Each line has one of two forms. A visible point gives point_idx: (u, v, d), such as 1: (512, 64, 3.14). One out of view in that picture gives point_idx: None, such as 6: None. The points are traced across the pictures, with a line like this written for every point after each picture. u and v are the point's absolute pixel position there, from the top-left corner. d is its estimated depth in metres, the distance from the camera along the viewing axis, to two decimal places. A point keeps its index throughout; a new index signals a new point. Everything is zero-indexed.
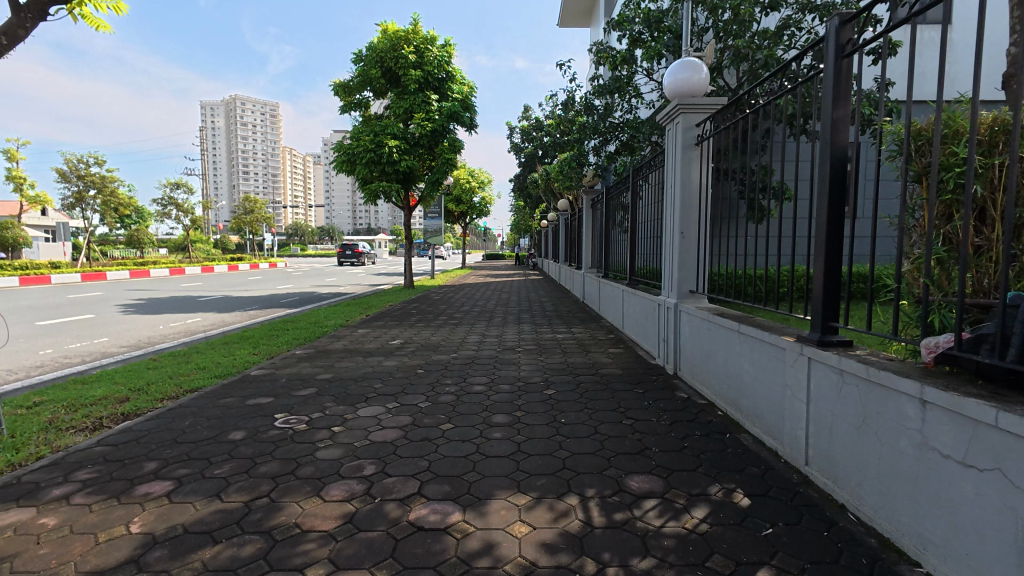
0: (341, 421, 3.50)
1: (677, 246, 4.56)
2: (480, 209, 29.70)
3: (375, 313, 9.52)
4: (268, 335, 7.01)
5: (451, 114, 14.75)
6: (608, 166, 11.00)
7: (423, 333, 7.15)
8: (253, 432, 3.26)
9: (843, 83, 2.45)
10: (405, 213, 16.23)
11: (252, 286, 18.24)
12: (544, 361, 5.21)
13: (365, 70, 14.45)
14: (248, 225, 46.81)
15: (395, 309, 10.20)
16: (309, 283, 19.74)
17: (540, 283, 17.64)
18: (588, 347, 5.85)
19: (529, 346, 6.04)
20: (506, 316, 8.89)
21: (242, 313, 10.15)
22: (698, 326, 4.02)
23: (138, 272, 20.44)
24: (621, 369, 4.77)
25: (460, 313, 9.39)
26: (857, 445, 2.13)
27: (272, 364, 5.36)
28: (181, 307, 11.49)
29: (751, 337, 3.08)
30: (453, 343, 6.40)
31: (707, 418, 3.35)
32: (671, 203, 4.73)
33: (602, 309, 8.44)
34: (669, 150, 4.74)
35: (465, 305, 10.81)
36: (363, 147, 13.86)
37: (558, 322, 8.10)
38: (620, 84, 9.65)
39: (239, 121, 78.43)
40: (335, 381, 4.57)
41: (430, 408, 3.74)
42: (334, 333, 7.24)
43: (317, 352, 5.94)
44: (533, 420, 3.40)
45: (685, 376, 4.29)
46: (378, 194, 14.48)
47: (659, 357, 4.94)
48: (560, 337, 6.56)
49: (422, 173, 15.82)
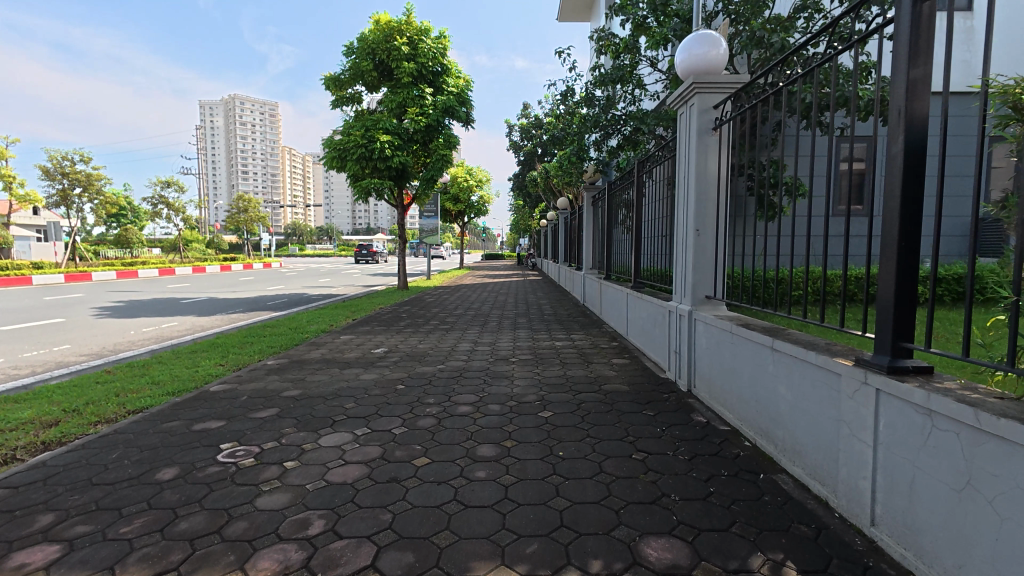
0: (297, 453, 2.95)
1: (692, 245, 3.99)
2: (479, 208, 29.18)
3: (363, 316, 8.97)
4: (242, 343, 6.45)
5: (446, 108, 14.19)
6: (610, 161, 10.45)
7: (410, 341, 6.59)
8: (188, 470, 2.71)
9: (923, 33, 1.90)
10: (399, 212, 15.68)
11: (242, 287, 17.67)
12: (541, 374, 4.66)
13: (356, 62, 13.90)
14: (244, 224, 46.24)
15: (385, 312, 9.65)
16: (301, 284, 19.18)
17: (539, 285, 17.10)
18: (589, 358, 5.29)
19: (525, 356, 5.49)
20: (502, 320, 8.33)
21: (223, 317, 9.58)
22: (717, 338, 3.48)
23: (125, 273, 19.88)
24: (627, 385, 4.22)
25: (452, 317, 8.83)
26: (955, 513, 1.59)
27: (237, 377, 4.80)
28: (160, 309, 10.93)
29: (789, 356, 2.52)
30: (441, 352, 5.84)
31: (733, 451, 2.81)
32: (684, 197, 4.18)
33: (605, 313, 7.89)
34: (682, 136, 4.19)
35: (459, 308, 10.25)
36: (354, 143, 13.29)
37: (557, 327, 7.54)
38: (624, 73, 9.11)
39: (236, 120, 77.92)
40: (301, 400, 4.01)
41: (405, 435, 3.19)
42: (315, 340, 6.68)
43: (291, 363, 5.39)
44: (526, 453, 2.85)
45: (701, 394, 3.75)
46: (370, 191, 13.92)
47: (669, 371, 4.39)
48: (559, 345, 6.01)
49: (417, 170, 15.25)
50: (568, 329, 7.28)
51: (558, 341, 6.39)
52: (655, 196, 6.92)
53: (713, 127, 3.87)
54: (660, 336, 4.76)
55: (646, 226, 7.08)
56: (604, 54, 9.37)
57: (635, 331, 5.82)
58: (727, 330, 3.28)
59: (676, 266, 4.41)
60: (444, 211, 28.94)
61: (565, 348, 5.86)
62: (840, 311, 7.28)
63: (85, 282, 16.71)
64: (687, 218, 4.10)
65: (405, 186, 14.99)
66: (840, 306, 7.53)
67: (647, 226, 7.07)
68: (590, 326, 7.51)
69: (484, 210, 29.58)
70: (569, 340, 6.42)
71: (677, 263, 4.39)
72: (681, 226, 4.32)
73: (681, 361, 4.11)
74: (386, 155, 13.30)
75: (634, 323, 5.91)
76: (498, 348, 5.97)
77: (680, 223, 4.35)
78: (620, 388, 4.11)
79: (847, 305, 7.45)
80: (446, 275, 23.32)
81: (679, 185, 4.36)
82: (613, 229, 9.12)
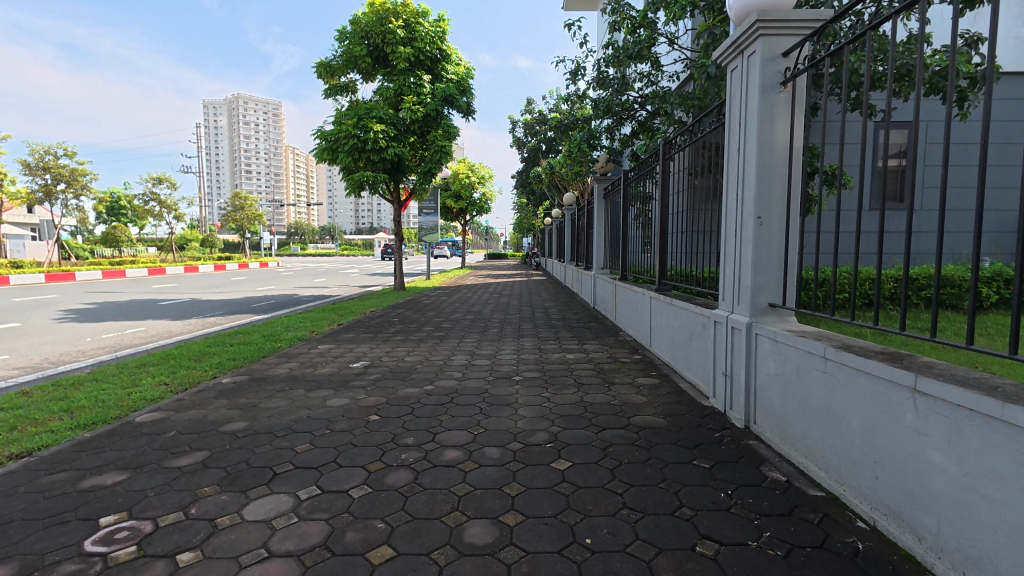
0: (205, 534, 2.05)
1: (751, 238, 3.05)
2: (482, 206, 28.16)
3: (350, 322, 8.07)
4: (200, 356, 5.52)
5: (445, 96, 13.28)
6: (623, 150, 9.51)
7: (397, 352, 5.67)
8: (30, 569, 1.82)
9: None
10: (395, 208, 14.74)
11: (231, 288, 16.81)
12: (552, 400, 3.74)
13: (349, 47, 13.00)
14: (243, 223, 45.40)
15: (376, 317, 8.72)
16: (293, 284, 18.30)
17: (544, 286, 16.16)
18: (609, 377, 4.35)
19: (531, 373, 4.58)
20: (506, 326, 7.39)
21: (198, 322, 8.68)
22: (794, 362, 2.57)
23: (111, 272, 19.05)
24: (662, 417, 3.30)
25: (449, 322, 7.90)
26: None
27: (176, 403, 3.90)
28: (133, 312, 10.06)
29: (953, 406, 1.64)
30: (431, 367, 4.92)
31: (847, 539, 1.91)
32: (737, 176, 3.25)
33: (621, 319, 6.97)
34: (736, 99, 3.25)
35: (458, 312, 9.31)
36: (346, 133, 12.39)
37: (568, 334, 6.62)
38: (642, 48, 8.08)
39: (238, 118, 77.38)
40: (242, 438, 3.09)
41: (365, 501, 2.29)
42: (287, 352, 5.75)
43: (248, 382, 4.46)
44: (538, 541, 1.96)
45: (767, 435, 2.83)
46: (363, 185, 13.02)
47: (715, 398, 3.46)
48: (572, 360, 5.08)
49: (414, 163, 14.34)
50: (581, 337, 6.36)
51: (571, 352, 5.47)
52: (680, 186, 6.03)
53: (782, 84, 2.94)
54: (701, 353, 3.84)
55: (670, 220, 6.16)
56: (619, 29, 8.39)
57: (663, 345, 4.88)
58: (814, 352, 2.38)
59: (723, 266, 3.48)
60: (445, 209, 27.98)
61: (580, 363, 4.94)
62: (893, 318, 6.33)
63: (67, 283, 15.86)
64: (741, 203, 3.17)
65: (401, 179, 14.06)
66: (892, 312, 6.57)
67: (671, 220, 6.14)
68: (605, 333, 6.61)
69: (487, 208, 28.58)
70: (584, 351, 5.50)
71: (725, 263, 3.46)
72: (730, 214, 3.39)
73: (735, 387, 3.18)
74: (380, 146, 12.40)
75: (661, 333, 5.00)
76: (499, 363, 5.04)
77: (727, 211, 3.42)
78: (655, 422, 3.20)
79: (897, 311, 6.54)
80: (447, 275, 22.43)
81: (727, 164, 3.45)
82: (629, 223, 8.19)
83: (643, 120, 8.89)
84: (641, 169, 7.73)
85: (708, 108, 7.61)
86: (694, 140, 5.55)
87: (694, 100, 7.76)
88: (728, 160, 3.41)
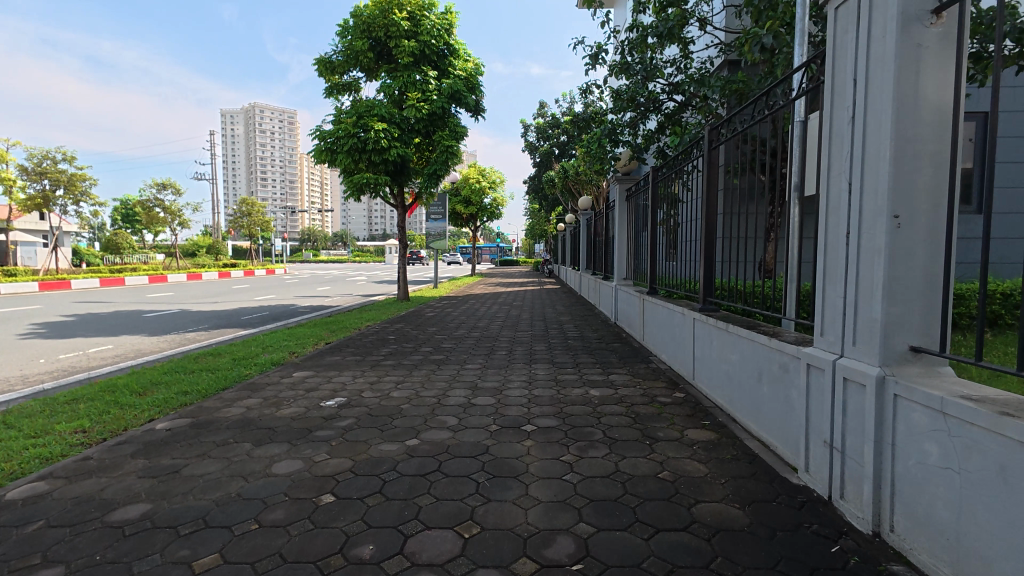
0: None
1: (880, 249, 2.02)
2: (492, 211, 27.17)
3: (339, 341, 7.13)
4: (147, 388, 4.58)
5: (452, 93, 12.39)
6: (648, 146, 8.47)
7: (384, 384, 4.68)
8: None
9: None
10: (399, 213, 13.83)
11: (229, 297, 16.03)
12: (575, 469, 2.72)
13: (351, 42, 12.20)
14: (253, 230, 44.99)
15: (371, 334, 7.77)
16: (294, 293, 17.48)
17: (558, 295, 15.10)
18: (649, 429, 3.31)
19: (548, 420, 3.55)
20: (516, 348, 6.37)
21: (174, 340, 7.80)
22: (989, 458, 1.56)
23: (110, 280, 18.44)
24: (741, 508, 2.27)
25: (451, 342, 6.91)
26: None
27: (77, 464, 2.95)
28: (110, 326, 9.24)
29: None
30: (421, 408, 3.92)
31: None
32: (850, 159, 2.22)
33: (651, 340, 5.91)
34: (848, 45, 2.23)
35: (463, 328, 8.32)
36: (346, 132, 11.53)
37: (589, 359, 5.59)
38: (671, 28, 7.06)
39: (252, 126, 77.90)
40: (125, 541, 2.12)
41: None
42: (252, 383, 4.79)
43: (185, 431, 3.51)
44: None
45: (922, 561, 1.81)
46: (364, 188, 12.14)
47: (814, 477, 2.43)
48: (597, 399, 4.05)
49: (420, 165, 13.44)
50: (607, 364, 5.31)
51: (595, 386, 4.44)
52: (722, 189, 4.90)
53: (935, 13, 1.92)
54: (784, 407, 2.79)
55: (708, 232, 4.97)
56: (644, 9, 7.39)
57: (716, 382, 3.82)
58: None
59: (821, 288, 2.45)
60: (454, 214, 27.07)
61: (608, 404, 3.90)
62: (989, 341, 5.21)
63: (60, 292, 15.20)
64: (862, 200, 2.14)
65: (405, 183, 13.16)
66: (983, 334, 5.44)
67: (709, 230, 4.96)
68: (637, 359, 5.53)
69: (497, 213, 27.58)
70: (612, 385, 4.48)
71: (824, 284, 2.43)
72: (835, 215, 2.36)
73: (854, 471, 2.14)
74: (381, 145, 11.52)
75: (711, 368, 3.94)
76: (507, 402, 4.02)
77: (829, 211, 2.40)
78: (732, 521, 2.16)
79: (990, 333, 5.41)
80: (457, 283, 21.55)
81: (828, 143, 2.41)
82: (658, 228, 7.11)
83: (671, 113, 7.88)
84: (672, 166, 6.69)
85: (752, 93, 6.55)
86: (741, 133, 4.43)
87: (737, 85, 6.69)
88: (832, 137, 2.38)
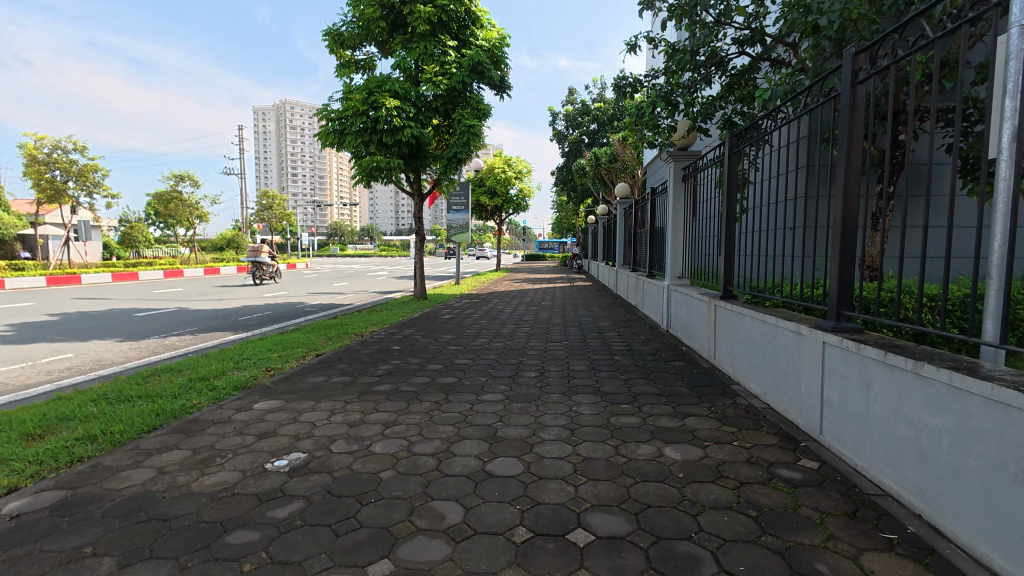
0: None
1: None
2: (519, 202, 25.69)
3: (332, 353, 5.85)
4: (47, 428, 3.34)
5: (474, 66, 10.99)
6: (711, 114, 6.86)
7: (365, 429, 3.34)
8: None
9: None
10: (416, 202, 12.51)
11: (237, 294, 15.08)
12: None
13: (361, 12, 10.93)
14: (277, 224, 44.82)
15: (373, 344, 6.49)
16: (305, 289, 16.45)
17: (591, 294, 13.60)
18: (798, 557, 1.86)
19: (612, 521, 2.14)
20: (549, 367, 4.97)
21: (148, 348, 6.66)
22: None
23: (120, 274, 17.76)
24: None
25: (467, 357, 5.55)
26: None
27: None
28: (87, 328, 8.21)
29: None
30: (409, 480, 2.56)
31: None
32: None
33: (732, 363, 4.42)
34: None
35: (483, 336, 6.95)
36: (354, 110, 10.25)
37: (648, 389, 4.15)
38: None
39: (281, 121, 78.41)
40: None
41: None
42: (192, 421, 3.53)
43: (37, 522, 2.22)
44: None
45: None
46: (376, 174, 10.87)
47: None
48: (679, 469, 2.62)
49: (438, 150, 12.11)
50: (677, 398, 3.87)
51: (669, 440, 3.03)
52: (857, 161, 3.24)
53: None
54: None
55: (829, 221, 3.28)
56: None
57: (883, 452, 2.38)
58: None
59: None
60: (478, 207, 25.78)
61: (701, 483, 2.48)
62: None
63: (64, 286, 14.43)
64: None
65: (421, 168, 11.85)
66: None
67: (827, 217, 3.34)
68: (715, 389, 4.10)
69: (524, 205, 26.11)
70: (694, 438, 3.05)
71: None
72: None
73: None
74: (395, 122, 10.24)
75: (871, 427, 2.49)
76: (540, 472, 2.63)
77: None
78: None
79: None
80: (479, 279, 20.23)
81: None
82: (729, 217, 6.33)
83: (741, 71, 6.51)
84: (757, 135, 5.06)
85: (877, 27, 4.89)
86: (893, 63, 2.63)
87: (862, 11, 4.63)
88: None
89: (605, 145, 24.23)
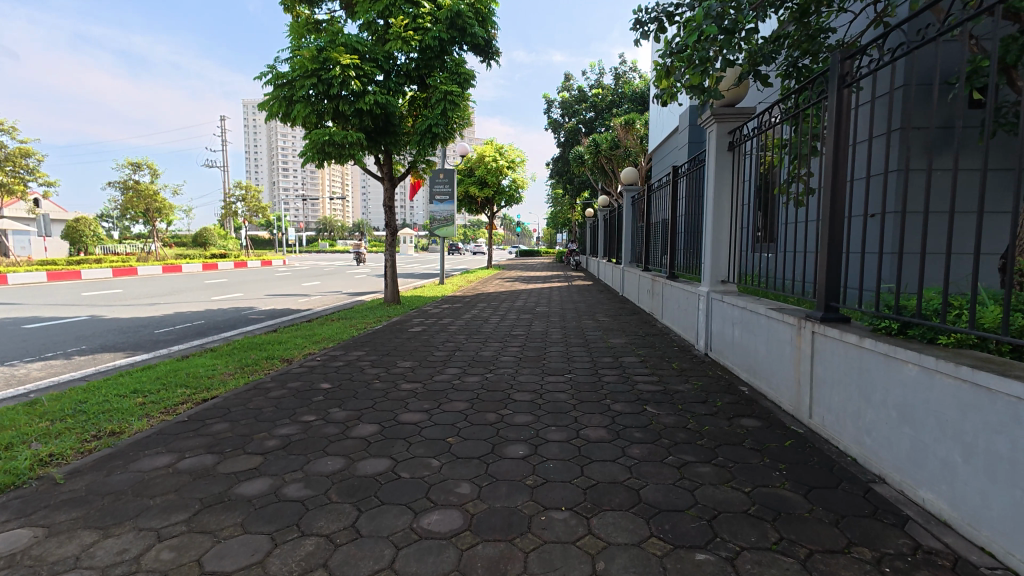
0: None
1: None
2: (511, 194, 23.73)
3: (221, 400, 3.93)
4: None
5: (453, 21, 9.07)
6: (777, 53, 4.84)
7: None
8: None
9: None
10: (386, 188, 10.52)
11: (182, 296, 13.01)
12: None
13: None
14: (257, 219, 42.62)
15: (295, 379, 4.54)
16: (264, 291, 14.36)
17: (594, 297, 11.68)
18: None
19: None
20: (547, 435, 3.06)
21: None
22: None
23: (57, 272, 15.66)
24: None
25: (419, 409, 3.61)
26: None
27: None
28: None
29: None
30: None
31: None
32: None
33: (875, 448, 2.49)
34: None
35: (454, 364, 5.01)
36: (304, 70, 8.29)
37: (729, 499, 2.25)
38: None
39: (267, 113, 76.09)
40: None
41: None
42: None
43: None
44: None
45: None
46: (333, 152, 8.91)
47: None
48: None
49: (410, 124, 10.15)
50: (797, 531, 1.98)
51: None
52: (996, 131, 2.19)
53: None
54: None
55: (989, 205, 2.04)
56: None
57: None
58: None
59: None
60: (467, 199, 23.83)
61: None
62: None
63: None
64: None
65: (391, 146, 9.90)
66: None
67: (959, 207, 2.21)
68: (859, 504, 2.19)
69: (518, 197, 24.15)
70: None
71: None
72: None
73: None
74: (354, 86, 8.32)
75: None
76: None
77: None
78: None
79: None
80: (467, 278, 18.19)
81: None
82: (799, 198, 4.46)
83: None
84: (857, 67, 3.06)
85: None
86: None
87: None
88: None
89: (604, 132, 22.45)
